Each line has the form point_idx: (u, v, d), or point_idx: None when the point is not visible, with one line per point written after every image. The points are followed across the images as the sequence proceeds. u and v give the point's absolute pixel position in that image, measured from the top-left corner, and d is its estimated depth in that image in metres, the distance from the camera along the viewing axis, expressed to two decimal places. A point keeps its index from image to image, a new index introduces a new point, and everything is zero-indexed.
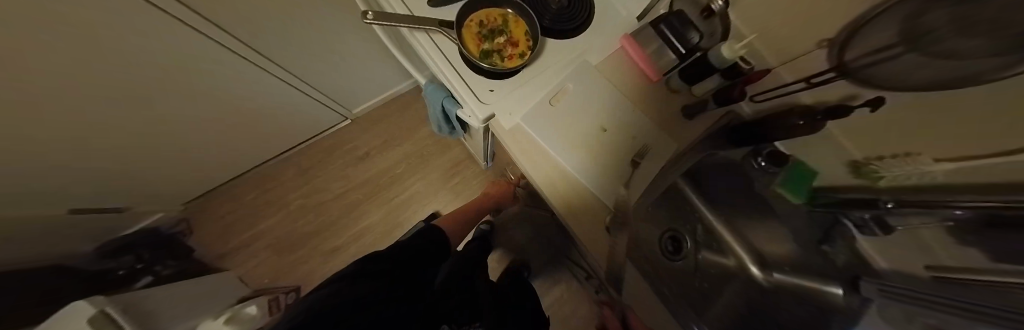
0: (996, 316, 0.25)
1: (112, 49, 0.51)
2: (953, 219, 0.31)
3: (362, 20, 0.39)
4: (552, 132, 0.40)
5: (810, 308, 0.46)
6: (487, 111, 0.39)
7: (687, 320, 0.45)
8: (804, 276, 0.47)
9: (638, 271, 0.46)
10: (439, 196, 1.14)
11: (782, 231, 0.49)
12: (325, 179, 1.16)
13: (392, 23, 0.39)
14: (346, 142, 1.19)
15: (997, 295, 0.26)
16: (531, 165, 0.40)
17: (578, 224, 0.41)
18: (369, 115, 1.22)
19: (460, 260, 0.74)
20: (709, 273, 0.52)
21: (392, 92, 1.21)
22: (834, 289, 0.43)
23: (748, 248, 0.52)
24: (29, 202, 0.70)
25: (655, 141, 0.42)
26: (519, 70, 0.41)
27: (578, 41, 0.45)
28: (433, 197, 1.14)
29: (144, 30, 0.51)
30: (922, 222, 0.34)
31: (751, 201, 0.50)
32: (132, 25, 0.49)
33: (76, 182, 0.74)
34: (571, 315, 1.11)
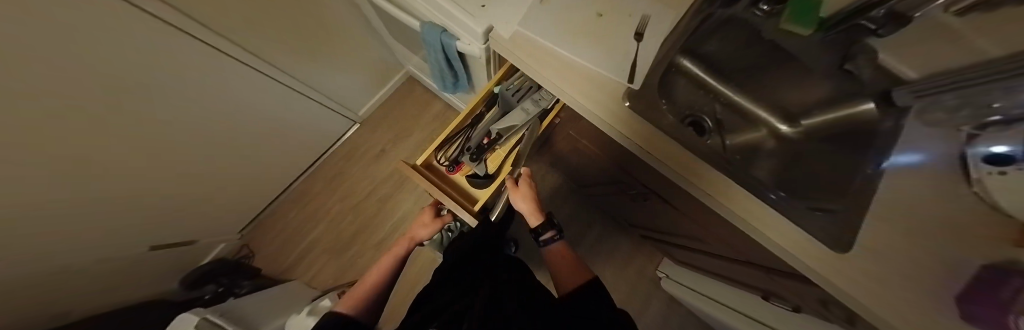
0: None
1: (128, 66, 0.53)
2: None
3: None
4: (551, 29, 0.42)
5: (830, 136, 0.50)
6: (484, 24, 0.42)
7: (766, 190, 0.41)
8: (835, 108, 0.49)
9: (687, 150, 0.41)
10: None
11: (804, 73, 0.48)
12: (355, 181, 1.22)
13: None
14: (362, 143, 1.26)
15: None
16: (542, 65, 0.41)
17: (601, 107, 0.41)
18: (374, 115, 1.28)
19: (453, 262, 0.68)
20: (736, 146, 0.53)
21: (389, 86, 1.26)
22: (868, 105, 0.45)
23: (769, 106, 0.54)
24: (115, 240, 0.80)
25: (646, 12, 0.44)
26: None
27: None
28: None
29: (144, 35, 0.52)
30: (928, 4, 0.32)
31: (770, 56, 0.48)
32: (137, 35, 0.51)
33: (145, 218, 0.84)
34: (615, 251, 1.13)
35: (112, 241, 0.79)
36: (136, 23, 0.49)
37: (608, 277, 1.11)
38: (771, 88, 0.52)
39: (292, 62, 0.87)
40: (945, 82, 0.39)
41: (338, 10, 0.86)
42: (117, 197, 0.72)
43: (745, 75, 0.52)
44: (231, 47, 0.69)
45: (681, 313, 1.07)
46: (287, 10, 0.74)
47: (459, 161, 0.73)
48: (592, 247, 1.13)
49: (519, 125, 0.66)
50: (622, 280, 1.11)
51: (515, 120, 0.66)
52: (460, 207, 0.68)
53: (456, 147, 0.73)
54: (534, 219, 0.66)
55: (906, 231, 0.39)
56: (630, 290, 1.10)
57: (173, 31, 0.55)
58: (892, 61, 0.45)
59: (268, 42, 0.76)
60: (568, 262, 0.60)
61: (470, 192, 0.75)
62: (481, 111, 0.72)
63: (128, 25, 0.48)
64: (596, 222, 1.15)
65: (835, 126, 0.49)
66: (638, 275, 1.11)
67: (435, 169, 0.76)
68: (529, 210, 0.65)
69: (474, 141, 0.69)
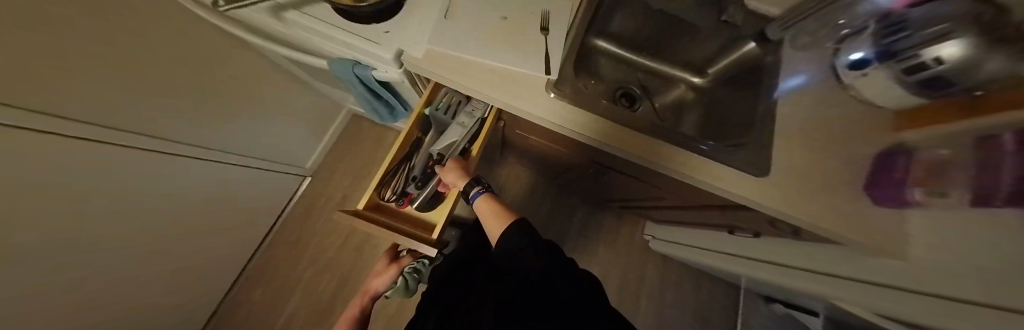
0: None
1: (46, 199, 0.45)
2: None
3: (216, 10, 0.36)
4: (463, 40, 0.42)
5: (725, 79, 0.57)
6: (392, 48, 0.41)
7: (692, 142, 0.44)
8: (726, 55, 0.55)
9: (615, 123, 0.44)
10: None
11: (692, 31, 0.54)
12: (321, 237, 1.14)
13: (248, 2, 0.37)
14: (318, 196, 1.18)
15: None
16: (460, 77, 0.41)
17: (527, 101, 0.42)
18: (323, 164, 1.21)
19: (443, 271, 0.70)
20: (665, 106, 0.60)
21: (330, 131, 1.19)
22: (748, 45, 0.52)
23: (680, 62, 0.61)
24: None
25: (547, 6, 0.47)
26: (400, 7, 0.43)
27: None
28: None
29: (57, 161, 0.44)
30: None
31: (662, 20, 0.54)
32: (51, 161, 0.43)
33: None
34: (600, 227, 1.16)
35: None
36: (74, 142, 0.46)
37: (600, 257, 1.13)
38: (674, 48, 0.59)
39: (226, 134, 0.78)
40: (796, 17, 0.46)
41: (270, 71, 0.82)
42: None
43: (645, 47, 0.60)
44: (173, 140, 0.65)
45: (673, 269, 1.12)
46: (226, 85, 0.71)
47: (405, 193, 0.69)
48: (577, 232, 1.15)
49: (459, 140, 0.63)
50: (615, 254, 1.13)
51: (454, 136, 0.63)
52: (417, 239, 0.65)
53: (398, 180, 0.70)
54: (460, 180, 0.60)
55: (809, 145, 0.45)
56: (624, 263, 1.12)
57: (81, 142, 0.47)
58: (759, 4, 0.52)
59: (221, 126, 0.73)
60: (496, 211, 0.57)
61: (424, 219, 0.74)
62: (419, 136, 0.71)
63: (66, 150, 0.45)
64: (575, 206, 1.17)
65: (733, 66, 0.55)
66: (627, 246, 1.14)
67: (382, 208, 0.72)
68: (454, 173, 0.60)
69: (418, 169, 0.66)
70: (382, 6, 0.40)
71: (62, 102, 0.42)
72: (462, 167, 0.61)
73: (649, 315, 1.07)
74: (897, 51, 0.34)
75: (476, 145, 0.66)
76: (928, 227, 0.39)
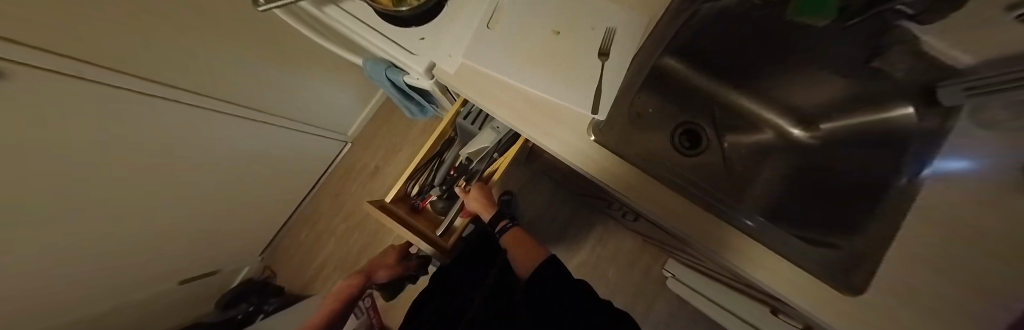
0: None
1: (99, 135, 0.51)
2: None
3: (256, 10, 0.35)
4: (502, 56, 0.36)
5: (871, 138, 0.40)
6: (425, 60, 0.36)
7: (746, 213, 0.37)
8: (859, 112, 0.41)
9: (664, 186, 0.36)
10: None
11: (808, 70, 0.41)
12: (356, 197, 1.28)
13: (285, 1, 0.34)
14: (357, 161, 1.30)
15: None
16: (490, 101, 0.36)
17: (561, 141, 0.36)
18: (363, 133, 1.31)
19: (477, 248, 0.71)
20: (741, 154, 0.50)
21: (372, 103, 1.26)
22: (905, 111, 0.36)
23: (776, 103, 0.48)
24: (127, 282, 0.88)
25: (612, 23, 0.37)
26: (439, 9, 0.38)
27: None
28: None
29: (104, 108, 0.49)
30: None
31: (773, 47, 0.40)
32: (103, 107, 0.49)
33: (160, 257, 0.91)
34: (617, 249, 1.11)
35: (125, 284, 0.87)
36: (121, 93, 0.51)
37: (610, 279, 1.09)
38: (774, 84, 0.46)
39: (259, 95, 0.81)
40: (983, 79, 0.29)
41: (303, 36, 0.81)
42: (131, 243, 0.77)
43: (732, 75, 0.48)
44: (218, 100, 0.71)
45: (685, 312, 1.05)
46: (248, 41, 0.69)
47: (428, 194, 0.74)
48: (591, 250, 1.12)
49: (489, 146, 0.64)
50: (625, 279, 1.09)
51: (486, 142, 0.63)
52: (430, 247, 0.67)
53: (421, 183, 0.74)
54: (485, 212, 0.65)
55: None
56: (633, 292, 1.08)
57: (123, 93, 0.50)
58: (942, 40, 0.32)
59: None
60: (520, 243, 0.58)
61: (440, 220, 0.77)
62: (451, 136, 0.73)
63: (126, 102, 0.51)
64: (597, 222, 1.13)
65: (859, 132, 0.41)
66: (641, 275, 1.09)
67: (408, 202, 0.75)
68: (478, 203, 0.64)
69: (440, 175, 0.71)
70: (424, 9, 0.35)
71: (113, 59, 0.47)
72: (487, 197, 0.66)
73: None
74: None
75: (507, 154, 0.67)
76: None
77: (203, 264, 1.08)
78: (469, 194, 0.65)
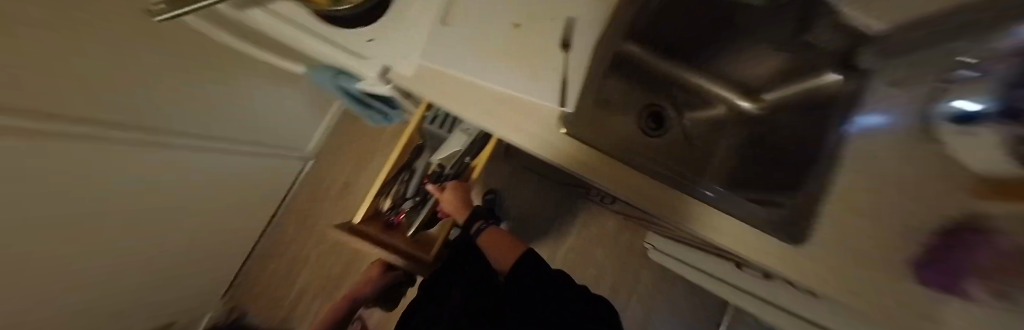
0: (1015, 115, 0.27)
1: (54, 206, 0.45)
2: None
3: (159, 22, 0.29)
4: (461, 53, 0.34)
5: (803, 106, 0.43)
6: (375, 64, 0.33)
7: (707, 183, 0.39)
8: (795, 82, 0.45)
9: (634, 171, 0.37)
10: None
11: (747, 45, 0.46)
12: (327, 216, 1.19)
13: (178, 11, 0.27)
14: (324, 178, 1.21)
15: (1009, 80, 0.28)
16: (452, 103, 0.33)
17: (531, 138, 0.34)
18: (324, 147, 1.22)
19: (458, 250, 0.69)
20: (700, 130, 0.54)
21: (330, 115, 1.16)
22: (829, 77, 0.40)
23: (725, 81, 0.52)
24: None
25: (571, 13, 0.37)
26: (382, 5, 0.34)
27: None
28: None
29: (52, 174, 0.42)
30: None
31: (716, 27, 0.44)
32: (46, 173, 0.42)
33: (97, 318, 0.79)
34: (602, 231, 1.16)
35: None
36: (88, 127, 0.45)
37: (598, 259, 1.14)
38: (718, 64, 0.50)
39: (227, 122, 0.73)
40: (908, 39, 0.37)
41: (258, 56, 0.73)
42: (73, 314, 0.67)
43: (687, 56, 0.50)
44: (191, 131, 0.65)
45: (668, 278, 1.14)
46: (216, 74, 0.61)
47: (401, 208, 0.71)
48: (576, 237, 1.15)
49: (460, 149, 0.71)
50: (612, 258, 1.14)
51: (456, 145, 0.71)
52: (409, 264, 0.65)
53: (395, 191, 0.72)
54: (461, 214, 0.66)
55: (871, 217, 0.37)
56: (618, 271, 1.14)
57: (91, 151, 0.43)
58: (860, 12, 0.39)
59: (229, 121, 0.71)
60: (500, 243, 0.60)
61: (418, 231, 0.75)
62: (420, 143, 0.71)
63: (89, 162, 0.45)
64: (578, 209, 1.16)
65: (792, 99, 0.45)
66: (628, 251, 1.15)
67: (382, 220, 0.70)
68: (450, 206, 0.64)
69: (416, 182, 0.73)
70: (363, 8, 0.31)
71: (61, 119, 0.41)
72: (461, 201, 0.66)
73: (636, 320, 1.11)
74: None
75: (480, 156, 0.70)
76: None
77: (150, 314, 0.96)
78: (441, 193, 0.64)
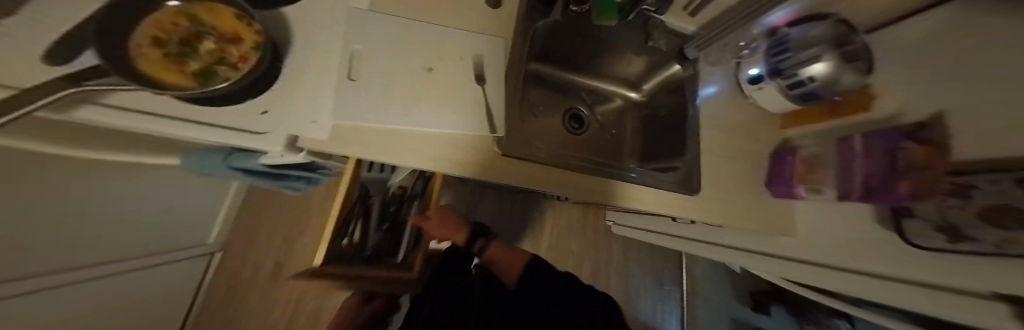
0: (776, 71, 0.44)
1: None
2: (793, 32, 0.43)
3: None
4: (379, 105, 0.32)
5: (670, 90, 0.56)
6: (283, 136, 0.29)
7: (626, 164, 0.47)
8: (657, 75, 0.58)
9: (567, 171, 0.43)
10: None
11: (619, 53, 0.58)
12: (261, 312, 0.97)
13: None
14: (244, 268, 0.99)
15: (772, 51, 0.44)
16: (388, 156, 0.32)
17: (473, 168, 0.37)
18: (236, 231, 1.00)
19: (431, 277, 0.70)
20: (611, 120, 0.64)
21: (236, 189, 0.95)
22: (675, 67, 0.55)
23: (615, 79, 0.63)
24: None
25: (477, 50, 0.40)
26: (265, 70, 0.29)
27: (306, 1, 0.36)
28: None
29: None
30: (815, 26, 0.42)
31: (593, 42, 0.55)
32: None
33: None
34: (567, 223, 1.23)
35: None
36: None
37: (572, 250, 1.21)
38: (605, 67, 0.61)
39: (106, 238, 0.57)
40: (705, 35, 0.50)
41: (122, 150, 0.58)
42: None
43: (581, 65, 0.60)
44: (52, 263, 0.49)
45: (633, 245, 1.27)
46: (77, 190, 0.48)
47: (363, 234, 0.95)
48: (549, 234, 1.20)
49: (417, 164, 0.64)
50: (584, 244, 1.23)
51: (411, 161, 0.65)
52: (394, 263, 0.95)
53: (358, 230, 0.93)
54: (456, 236, 0.75)
55: (732, 158, 0.51)
56: (592, 252, 1.23)
57: None
58: (676, 20, 0.54)
59: (84, 239, 0.54)
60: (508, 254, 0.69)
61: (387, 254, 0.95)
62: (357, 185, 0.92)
63: None
64: (541, 208, 1.22)
65: (663, 85, 0.58)
66: (594, 233, 1.25)
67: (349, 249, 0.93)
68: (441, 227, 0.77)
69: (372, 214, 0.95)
70: (248, 80, 0.27)
71: None
72: (453, 225, 0.77)
73: (619, 291, 1.21)
74: (782, 69, 0.43)
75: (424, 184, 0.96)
76: (859, 227, 0.43)
77: None
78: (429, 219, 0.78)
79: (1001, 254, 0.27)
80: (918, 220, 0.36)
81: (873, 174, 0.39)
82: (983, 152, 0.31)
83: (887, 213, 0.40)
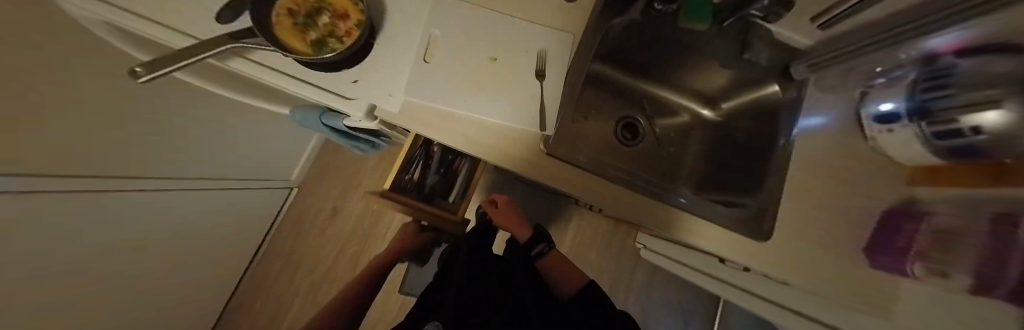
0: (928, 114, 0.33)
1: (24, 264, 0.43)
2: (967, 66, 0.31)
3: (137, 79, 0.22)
4: (445, 88, 0.35)
5: (762, 116, 0.48)
6: (363, 104, 0.33)
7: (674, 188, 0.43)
8: (743, 93, 0.51)
9: (611, 184, 0.41)
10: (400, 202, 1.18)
11: (702, 62, 0.51)
12: (316, 244, 1.17)
13: (171, 69, 0.24)
14: (310, 204, 1.19)
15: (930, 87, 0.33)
16: (443, 136, 0.35)
17: (515, 161, 0.37)
18: (309, 173, 1.20)
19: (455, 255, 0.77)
20: (669, 136, 0.59)
21: (316, 139, 1.13)
22: (772, 87, 0.47)
23: (686, 91, 0.57)
24: None
25: (544, 45, 0.40)
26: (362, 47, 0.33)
27: None
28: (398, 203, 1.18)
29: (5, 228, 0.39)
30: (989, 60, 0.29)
31: (670, 48, 0.49)
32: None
33: None
34: (594, 233, 1.18)
35: None
36: (67, 183, 0.45)
37: (593, 262, 1.17)
38: (678, 77, 0.55)
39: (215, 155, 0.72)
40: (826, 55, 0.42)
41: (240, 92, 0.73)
42: None
43: (649, 72, 0.55)
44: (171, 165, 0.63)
45: (662, 275, 1.17)
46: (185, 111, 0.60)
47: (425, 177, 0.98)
48: (573, 239, 1.18)
49: None
50: (607, 260, 1.17)
51: None
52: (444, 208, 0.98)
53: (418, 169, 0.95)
54: (518, 231, 0.81)
55: (819, 209, 0.42)
56: (614, 270, 1.17)
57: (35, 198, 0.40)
58: (789, 32, 0.45)
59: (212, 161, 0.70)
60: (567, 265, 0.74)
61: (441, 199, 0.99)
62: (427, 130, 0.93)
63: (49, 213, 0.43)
64: (570, 213, 1.19)
65: (748, 106, 0.51)
66: (621, 251, 1.18)
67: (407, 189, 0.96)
68: (507, 219, 0.82)
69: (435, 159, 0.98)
70: (349, 53, 0.31)
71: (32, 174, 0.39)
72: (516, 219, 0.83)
73: (634, 317, 1.14)
74: (932, 111, 0.32)
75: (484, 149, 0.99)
76: None
77: None
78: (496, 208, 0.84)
79: None
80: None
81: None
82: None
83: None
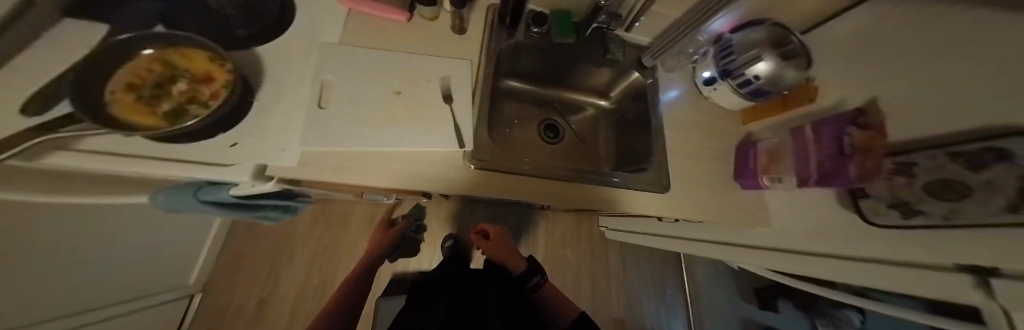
0: (723, 73, 0.48)
1: None
2: (730, 39, 0.47)
3: None
4: (350, 130, 0.34)
5: (636, 99, 0.60)
6: (250, 165, 0.30)
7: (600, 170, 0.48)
8: (620, 83, 0.62)
9: (543, 179, 0.44)
10: (346, 263, 1.03)
11: (584, 67, 0.62)
12: None
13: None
14: (226, 308, 0.94)
15: (719, 55, 0.48)
16: (358, 178, 0.34)
17: (444, 185, 0.38)
18: (218, 270, 0.96)
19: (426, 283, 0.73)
20: (583, 126, 0.68)
21: (220, 225, 0.93)
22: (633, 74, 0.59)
23: (583, 90, 0.67)
24: None
25: (447, 72, 0.43)
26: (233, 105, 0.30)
27: (283, 41, 0.39)
28: (345, 266, 1.03)
29: None
30: (754, 34, 0.46)
31: (558, 57, 0.59)
32: None
33: None
34: (560, 231, 1.23)
35: None
36: None
37: (569, 259, 1.20)
38: (575, 79, 0.65)
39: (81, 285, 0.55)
40: (653, 46, 0.55)
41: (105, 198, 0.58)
42: None
43: (548, 81, 0.65)
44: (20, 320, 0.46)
45: (628, 249, 1.26)
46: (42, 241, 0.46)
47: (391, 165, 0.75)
48: (544, 244, 1.20)
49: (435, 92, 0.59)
50: (579, 252, 1.22)
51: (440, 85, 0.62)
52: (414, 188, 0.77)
53: None
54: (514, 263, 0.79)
55: (700, 155, 0.53)
56: (589, 259, 1.22)
57: None
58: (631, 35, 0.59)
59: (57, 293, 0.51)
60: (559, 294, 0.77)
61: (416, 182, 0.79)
62: None
63: None
64: (533, 219, 1.21)
65: (628, 90, 0.61)
66: (588, 239, 1.24)
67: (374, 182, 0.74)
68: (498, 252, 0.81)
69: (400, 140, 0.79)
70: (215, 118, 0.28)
71: None
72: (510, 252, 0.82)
73: (618, 298, 1.19)
74: (731, 70, 0.46)
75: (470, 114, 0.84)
76: (820, 215, 0.45)
77: None
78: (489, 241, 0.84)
79: (955, 227, 0.29)
80: (873, 199, 0.38)
81: (826, 162, 0.41)
82: (925, 132, 0.33)
83: (847, 196, 0.42)
